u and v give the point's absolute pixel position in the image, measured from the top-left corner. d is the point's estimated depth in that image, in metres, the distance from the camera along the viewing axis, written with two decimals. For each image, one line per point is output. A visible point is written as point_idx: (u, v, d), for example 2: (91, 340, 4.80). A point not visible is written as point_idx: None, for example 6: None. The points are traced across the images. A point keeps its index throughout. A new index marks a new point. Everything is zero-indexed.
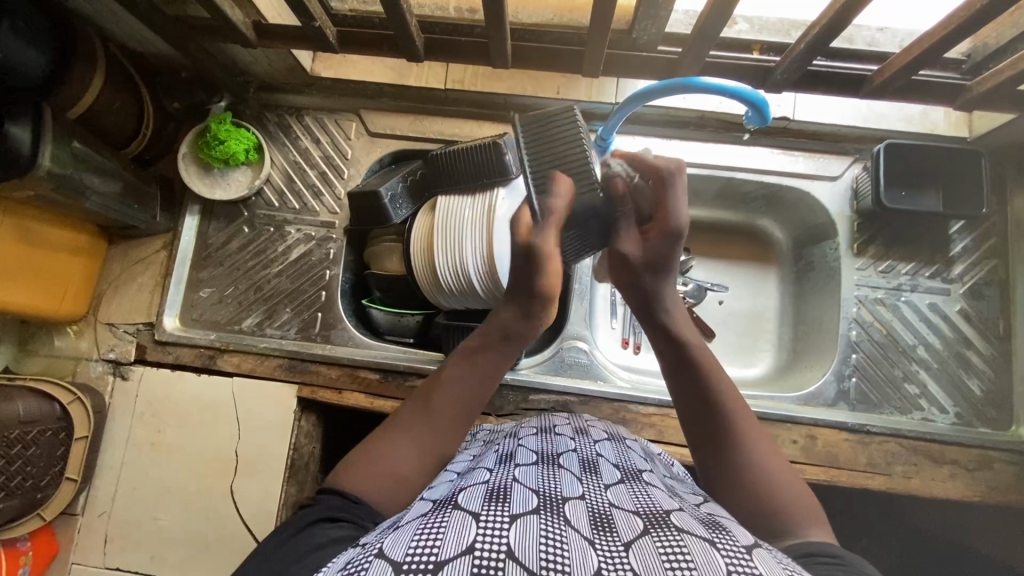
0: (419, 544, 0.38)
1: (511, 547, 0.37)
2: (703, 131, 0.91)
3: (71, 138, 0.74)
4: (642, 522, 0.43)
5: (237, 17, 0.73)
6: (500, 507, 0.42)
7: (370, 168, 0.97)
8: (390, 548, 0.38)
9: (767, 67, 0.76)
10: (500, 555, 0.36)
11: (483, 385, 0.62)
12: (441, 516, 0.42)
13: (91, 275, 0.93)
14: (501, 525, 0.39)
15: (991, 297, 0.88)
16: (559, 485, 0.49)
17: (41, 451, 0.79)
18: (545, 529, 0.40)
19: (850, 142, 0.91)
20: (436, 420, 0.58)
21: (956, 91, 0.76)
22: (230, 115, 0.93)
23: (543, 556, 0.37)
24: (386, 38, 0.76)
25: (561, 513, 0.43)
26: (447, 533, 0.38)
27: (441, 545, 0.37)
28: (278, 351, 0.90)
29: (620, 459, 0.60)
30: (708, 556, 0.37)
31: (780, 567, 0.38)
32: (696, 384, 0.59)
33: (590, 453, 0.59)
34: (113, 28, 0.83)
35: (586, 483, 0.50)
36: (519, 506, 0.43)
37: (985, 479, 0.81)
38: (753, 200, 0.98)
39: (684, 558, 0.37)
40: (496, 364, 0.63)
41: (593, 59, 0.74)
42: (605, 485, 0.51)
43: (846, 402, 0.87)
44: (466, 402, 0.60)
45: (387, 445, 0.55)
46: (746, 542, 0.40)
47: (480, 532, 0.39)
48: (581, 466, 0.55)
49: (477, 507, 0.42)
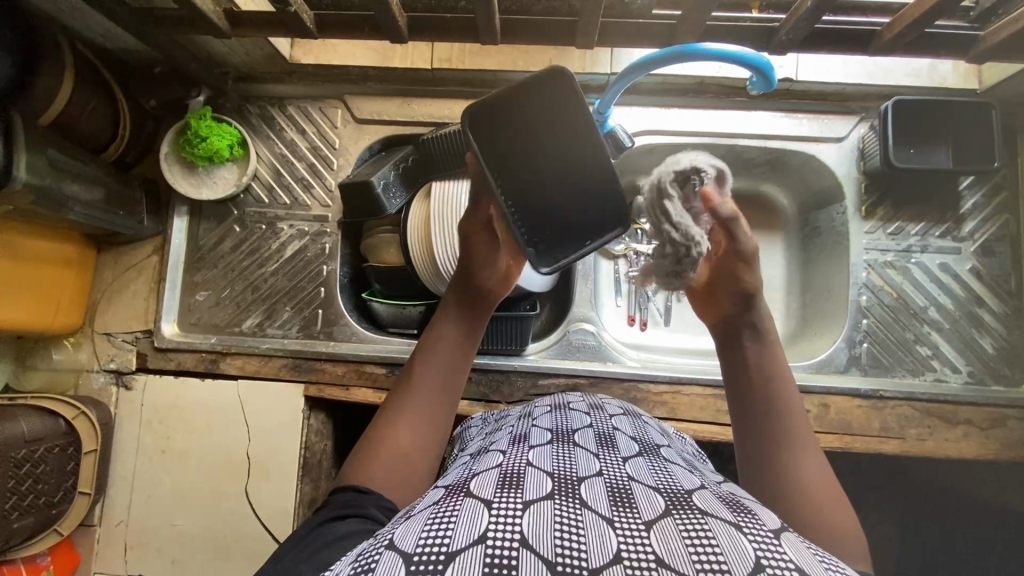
0: (430, 533, 0.37)
1: (525, 535, 0.36)
2: (703, 97, 0.88)
3: (45, 145, 0.71)
4: (664, 501, 0.42)
5: (207, 6, 0.68)
6: (513, 493, 0.41)
7: (360, 157, 0.94)
8: (400, 539, 0.37)
9: (770, 27, 0.71)
10: (514, 544, 0.36)
11: (458, 355, 0.66)
12: (452, 503, 0.41)
13: (83, 286, 0.90)
14: (514, 512, 0.38)
15: (1003, 254, 0.87)
16: (575, 464, 0.47)
17: (51, 467, 0.78)
18: (560, 514, 0.39)
19: (855, 101, 0.88)
20: (420, 397, 0.62)
21: (967, 43, 0.72)
22: (210, 110, 0.90)
23: (558, 542, 0.36)
24: (368, 19, 0.72)
25: (577, 495, 0.42)
26: (458, 523, 0.37)
27: (452, 535, 0.36)
28: (281, 351, 0.89)
29: (637, 433, 0.59)
30: (733, 540, 0.36)
31: (810, 554, 0.37)
32: (766, 427, 0.57)
33: (606, 427, 0.58)
34: (77, 24, 0.78)
35: (603, 459, 0.49)
36: (533, 491, 0.42)
37: (998, 436, 0.81)
38: (756, 166, 0.96)
39: (709, 543, 0.36)
40: (461, 338, 0.67)
41: (587, 30, 0.69)
42: (623, 460, 0.50)
43: (857, 368, 0.86)
44: (442, 377, 0.64)
45: (381, 431, 0.58)
46: (773, 525, 0.39)
47: (493, 519, 0.37)
48: (597, 442, 0.54)
49: (489, 493, 0.41)
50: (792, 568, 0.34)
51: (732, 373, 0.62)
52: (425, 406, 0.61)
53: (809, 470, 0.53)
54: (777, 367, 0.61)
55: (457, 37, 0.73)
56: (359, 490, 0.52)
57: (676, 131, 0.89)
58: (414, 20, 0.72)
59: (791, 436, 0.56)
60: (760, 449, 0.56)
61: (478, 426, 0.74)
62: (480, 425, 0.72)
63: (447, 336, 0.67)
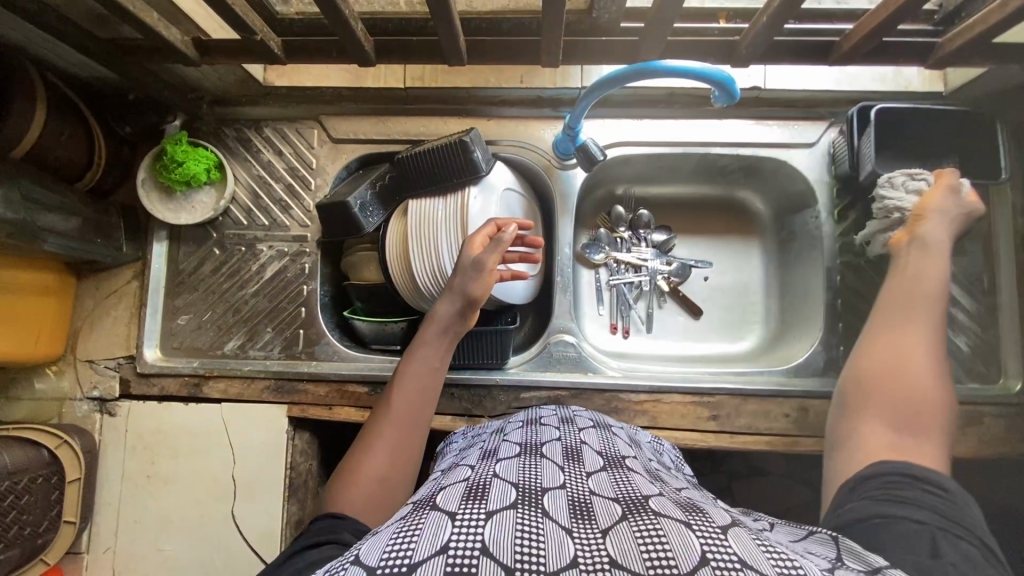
0: (394, 548, 0.36)
1: (485, 543, 0.36)
2: (674, 108, 0.89)
3: (18, 177, 0.71)
4: (621, 509, 0.42)
5: (174, 36, 0.69)
6: (476, 504, 0.41)
7: (337, 176, 0.94)
8: (366, 553, 0.37)
9: (732, 40, 0.72)
10: (474, 552, 0.35)
11: (433, 377, 0.68)
12: (418, 517, 0.40)
13: (64, 314, 0.91)
14: (476, 522, 0.38)
15: (975, 253, 0.88)
16: (539, 476, 0.48)
17: (35, 497, 0.79)
18: (522, 522, 0.38)
19: (824, 106, 0.89)
20: (397, 421, 0.62)
21: (927, 49, 0.73)
22: (186, 135, 0.90)
23: (517, 548, 0.36)
24: (335, 44, 0.72)
25: (539, 504, 0.42)
26: (421, 536, 0.37)
27: (414, 547, 0.36)
28: (264, 372, 0.90)
29: (604, 445, 0.59)
30: (683, 537, 0.37)
31: (758, 549, 0.36)
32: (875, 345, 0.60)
33: (574, 441, 0.59)
34: (48, 55, 0.78)
35: (568, 472, 0.50)
36: (496, 501, 0.41)
37: (975, 434, 0.82)
38: (730, 173, 0.97)
39: (661, 542, 0.36)
40: (437, 361, 0.69)
41: (551, 50, 0.70)
42: (586, 475, 0.50)
43: (835, 371, 0.87)
44: (417, 399, 0.65)
45: (360, 459, 0.59)
46: (723, 522, 0.39)
47: (455, 530, 0.37)
48: (563, 456, 0.54)
49: (454, 506, 0.41)
50: (737, 560, 0.34)
51: (892, 301, 0.63)
52: (401, 429, 0.62)
53: (905, 387, 0.56)
54: (936, 323, 0.60)
55: (424, 58, 0.74)
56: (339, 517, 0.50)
57: (648, 141, 0.90)
58: (381, 44, 0.73)
59: (921, 361, 0.57)
60: (872, 360, 0.59)
61: (458, 441, 0.74)
62: (457, 440, 0.73)
63: (423, 358, 0.68)
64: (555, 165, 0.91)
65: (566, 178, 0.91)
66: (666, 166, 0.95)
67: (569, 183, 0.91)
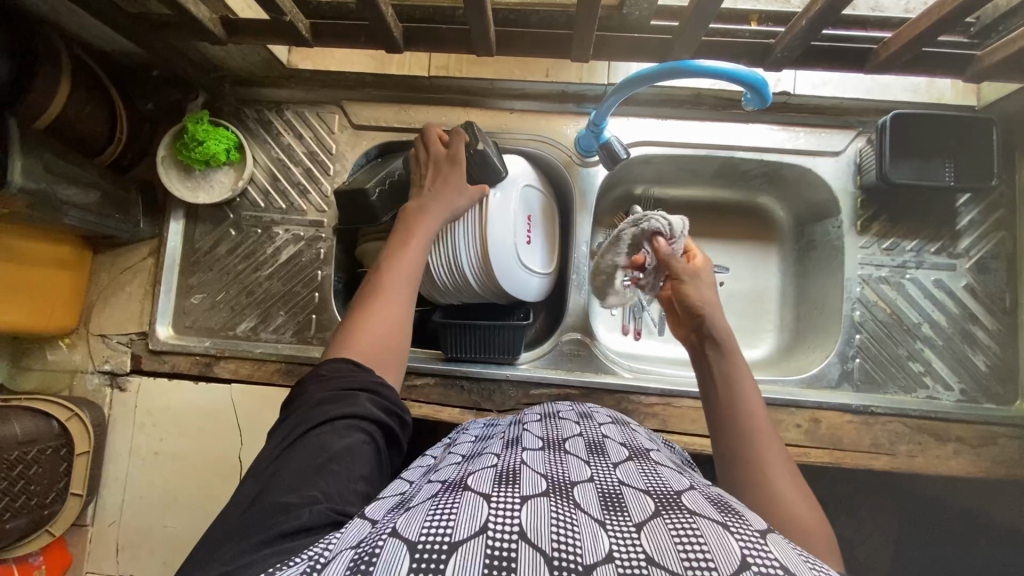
0: (433, 523, 0.36)
1: (523, 527, 0.36)
2: (700, 110, 0.88)
3: (42, 148, 0.71)
4: (653, 502, 0.41)
5: (202, 13, 0.68)
6: (510, 489, 0.40)
7: (357, 163, 0.94)
8: (404, 527, 0.36)
9: (766, 43, 0.71)
10: (513, 536, 0.35)
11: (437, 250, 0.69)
12: (452, 496, 0.40)
13: (79, 287, 0.91)
14: (512, 506, 0.38)
15: (998, 271, 0.86)
16: (567, 469, 0.47)
17: (44, 468, 0.79)
18: (556, 512, 0.38)
19: (853, 115, 0.87)
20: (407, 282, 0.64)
21: (964, 62, 0.72)
22: (207, 114, 0.89)
23: (555, 536, 0.35)
24: (363, 28, 0.72)
25: (571, 497, 0.41)
26: (460, 514, 0.37)
27: (454, 525, 0.36)
28: (274, 355, 0.89)
29: (626, 439, 0.59)
30: (721, 539, 0.36)
31: (798, 556, 0.36)
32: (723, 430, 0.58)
33: (596, 435, 0.58)
34: (74, 26, 0.77)
35: (594, 464, 0.49)
36: (529, 487, 0.41)
37: (989, 454, 0.81)
38: (752, 178, 0.95)
39: (697, 542, 0.35)
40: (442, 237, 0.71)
41: (582, 44, 0.69)
42: (613, 466, 0.49)
43: (849, 383, 0.86)
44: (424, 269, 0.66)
45: (367, 315, 0.59)
46: (760, 526, 0.39)
47: (493, 513, 0.37)
48: (588, 450, 0.53)
49: (488, 489, 0.40)
50: (778, 566, 0.34)
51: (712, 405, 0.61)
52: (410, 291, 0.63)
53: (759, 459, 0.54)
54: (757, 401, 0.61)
55: (453, 48, 0.74)
56: (339, 386, 0.52)
57: (672, 141, 0.89)
58: (410, 31, 0.72)
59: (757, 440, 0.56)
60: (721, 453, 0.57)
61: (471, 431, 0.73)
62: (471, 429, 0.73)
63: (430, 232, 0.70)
64: (576, 161, 0.91)
65: (587, 175, 0.91)
66: (687, 168, 0.94)
67: (590, 181, 0.91)
